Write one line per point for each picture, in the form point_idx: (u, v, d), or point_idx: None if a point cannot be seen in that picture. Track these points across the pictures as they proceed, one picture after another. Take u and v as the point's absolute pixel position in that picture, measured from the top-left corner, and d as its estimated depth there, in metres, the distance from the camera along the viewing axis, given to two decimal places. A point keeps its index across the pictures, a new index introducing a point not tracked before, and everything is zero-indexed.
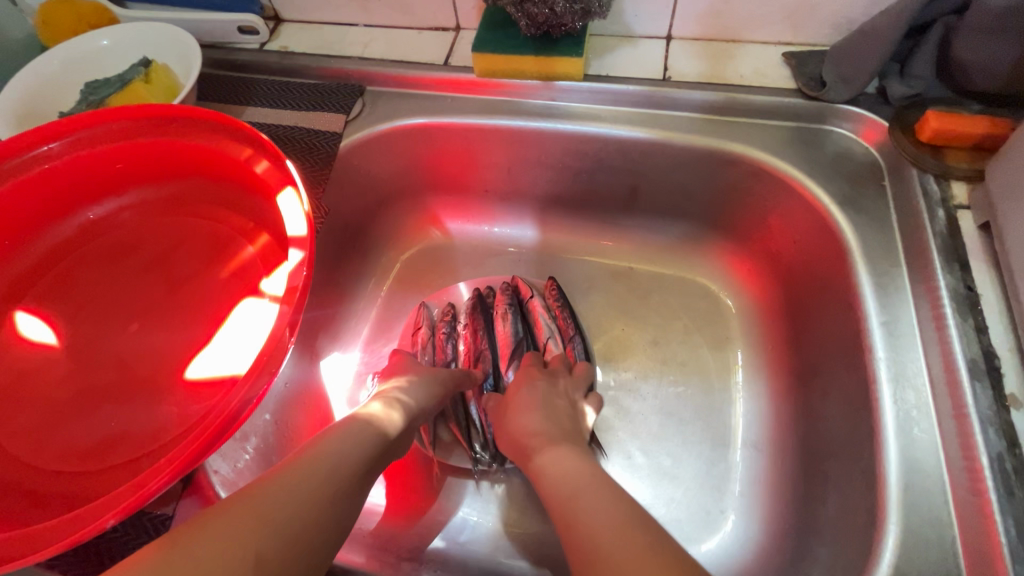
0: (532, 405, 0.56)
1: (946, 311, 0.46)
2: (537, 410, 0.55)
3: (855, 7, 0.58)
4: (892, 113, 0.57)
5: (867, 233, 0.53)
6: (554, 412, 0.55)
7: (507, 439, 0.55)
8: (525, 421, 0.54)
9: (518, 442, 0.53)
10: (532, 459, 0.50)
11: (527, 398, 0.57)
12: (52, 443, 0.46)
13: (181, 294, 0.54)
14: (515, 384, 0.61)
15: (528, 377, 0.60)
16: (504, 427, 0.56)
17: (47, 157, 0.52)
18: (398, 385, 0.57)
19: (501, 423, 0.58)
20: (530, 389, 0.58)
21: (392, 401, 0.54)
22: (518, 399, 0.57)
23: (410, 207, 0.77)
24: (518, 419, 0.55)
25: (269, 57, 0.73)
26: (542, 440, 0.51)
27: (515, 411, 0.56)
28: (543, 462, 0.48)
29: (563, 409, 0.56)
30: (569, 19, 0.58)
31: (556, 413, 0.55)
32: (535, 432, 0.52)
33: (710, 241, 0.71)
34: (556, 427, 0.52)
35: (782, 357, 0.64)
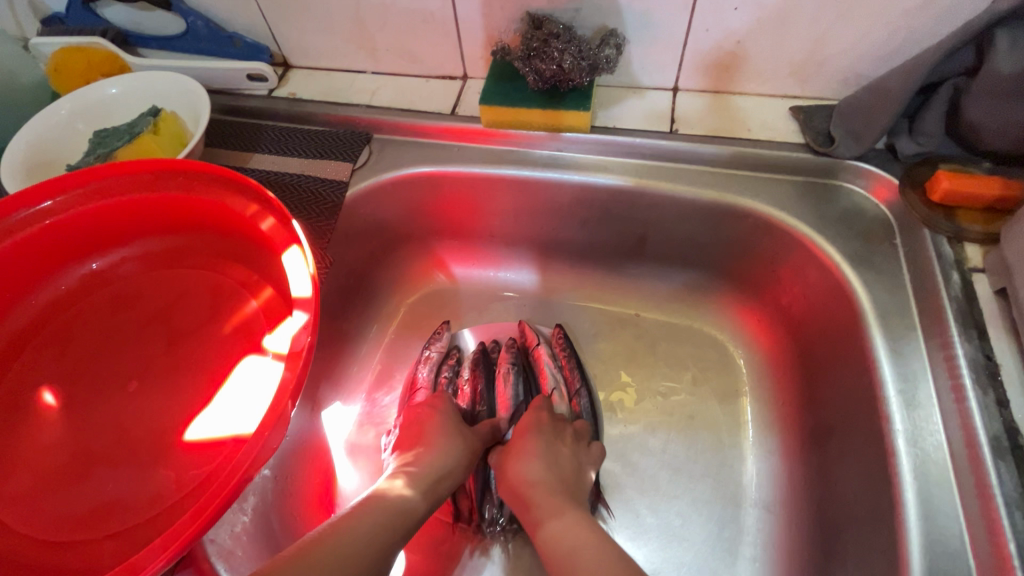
0: (533, 451, 0.55)
1: (965, 383, 0.45)
2: (542, 458, 0.54)
3: (864, 63, 0.58)
4: (902, 170, 0.57)
5: (880, 295, 0.52)
6: (554, 460, 0.54)
7: (504, 481, 0.53)
8: (526, 469, 0.53)
9: (515, 489, 0.52)
10: (531, 510, 0.49)
11: (532, 444, 0.55)
12: (44, 511, 0.45)
13: (182, 350, 0.54)
14: (522, 423, 0.60)
15: (533, 422, 0.59)
16: (501, 470, 0.55)
17: (50, 212, 0.52)
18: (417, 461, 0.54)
19: (500, 461, 0.56)
20: (538, 435, 0.57)
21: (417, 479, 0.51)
22: (524, 442, 0.56)
23: (415, 252, 0.77)
24: (519, 465, 0.53)
25: (277, 103, 0.73)
26: (543, 494, 0.50)
27: (516, 457, 0.54)
28: (544, 519, 0.47)
29: (563, 459, 0.56)
30: (576, 75, 0.59)
31: (559, 463, 0.54)
32: (537, 484, 0.51)
33: (719, 291, 0.70)
34: (560, 482, 0.52)
35: (794, 414, 0.62)
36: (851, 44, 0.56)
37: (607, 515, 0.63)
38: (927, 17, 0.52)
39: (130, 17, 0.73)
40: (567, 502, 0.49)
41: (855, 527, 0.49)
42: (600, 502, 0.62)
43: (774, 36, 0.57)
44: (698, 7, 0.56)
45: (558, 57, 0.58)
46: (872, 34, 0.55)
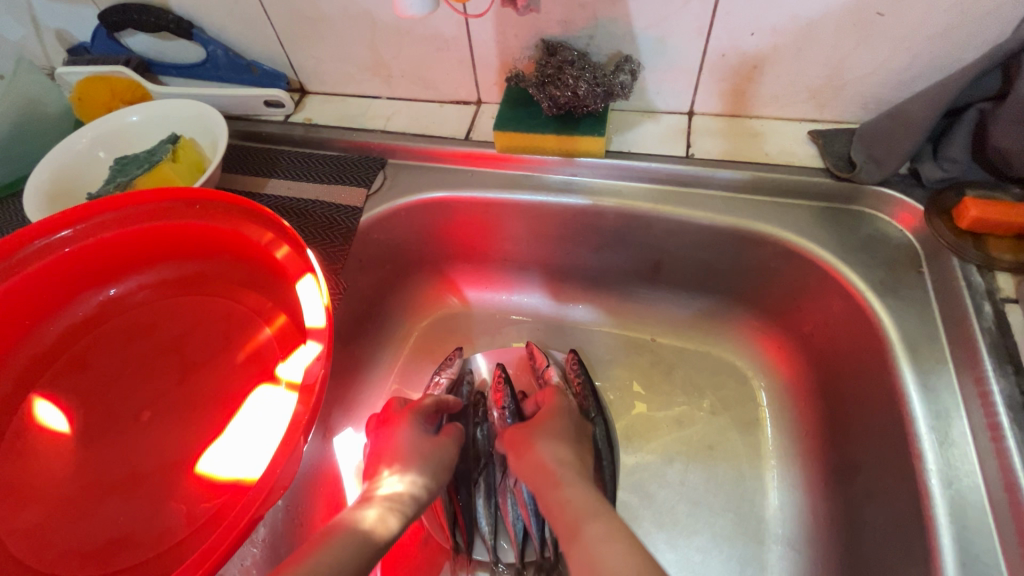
0: (558, 435, 0.54)
1: (1002, 423, 0.43)
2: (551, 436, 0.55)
3: (885, 88, 0.57)
4: (927, 196, 0.55)
5: (909, 325, 0.50)
6: (577, 449, 0.54)
7: (515, 452, 0.54)
8: (543, 450, 0.52)
9: (524, 465, 0.52)
10: (552, 480, 0.48)
11: (546, 425, 0.56)
12: (55, 544, 0.45)
13: (196, 380, 0.53)
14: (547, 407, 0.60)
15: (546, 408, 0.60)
16: (511, 447, 0.55)
17: (67, 241, 0.52)
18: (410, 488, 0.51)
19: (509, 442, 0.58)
20: (563, 420, 0.57)
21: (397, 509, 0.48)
22: (533, 425, 0.56)
23: (427, 276, 0.77)
24: (528, 443, 0.53)
25: (293, 129, 0.73)
26: (567, 470, 0.49)
27: (526, 435, 0.55)
28: (552, 492, 0.47)
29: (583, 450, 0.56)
30: (592, 101, 0.59)
31: (580, 453, 0.54)
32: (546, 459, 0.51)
33: (738, 316, 0.69)
34: (568, 458, 0.52)
35: (818, 447, 0.60)
36: (872, 69, 0.55)
37: None
38: (950, 42, 0.52)
39: (152, 46, 0.75)
40: (580, 477, 0.49)
41: (887, 570, 0.47)
42: None
43: (792, 61, 0.57)
44: (715, 32, 0.55)
45: (573, 83, 0.58)
46: (893, 59, 0.54)
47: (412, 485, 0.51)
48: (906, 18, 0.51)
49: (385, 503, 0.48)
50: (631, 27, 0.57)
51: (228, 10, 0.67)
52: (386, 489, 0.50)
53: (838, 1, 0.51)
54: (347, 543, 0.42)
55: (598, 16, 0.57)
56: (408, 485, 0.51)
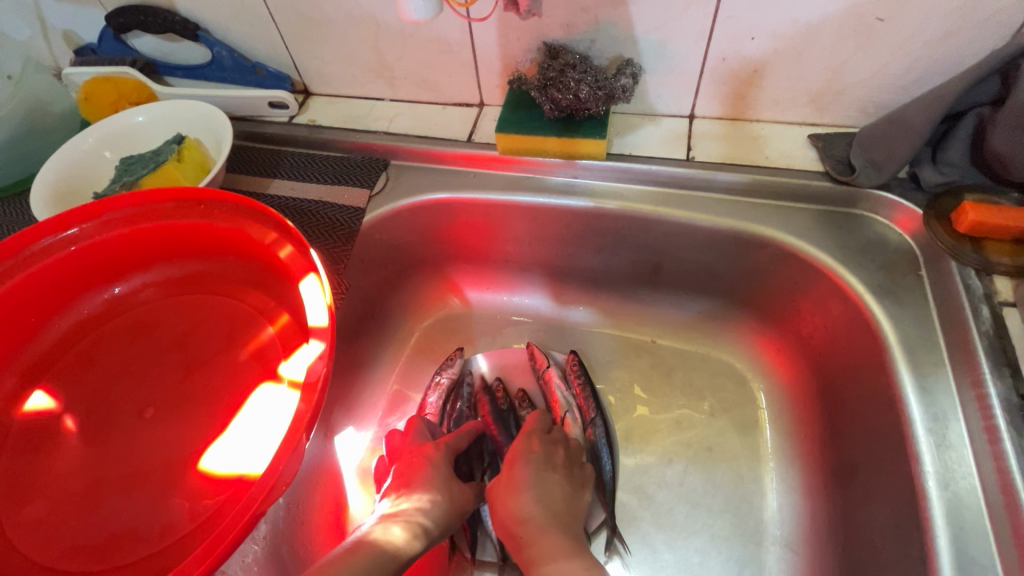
0: (524, 483, 0.51)
1: (999, 425, 0.44)
2: (534, 487, 0.51)
3: (884, 92, 0.57)
4: (925, 201, 0.56)
5: (907, 328, 0.51)
6: (547, 491, 0.51)
7: (500, 510, 0.51)
8: (518, 505, 0.50)
9: (509, 527, 0.49)
10: (523, 548, 0.47)
11: (523, 476, 0.52)
12: (59, 538, 0.45)
13: (199, 378, 0.54)
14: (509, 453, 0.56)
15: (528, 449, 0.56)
16: (494, 503, 0.52)
17: (74, 240, 0.53)
18: (421, 505, 0.52)
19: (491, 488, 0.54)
20: (526, 462, 0.54)
21: (412, 527, 0.50)
22: (514, 473, 0.53)
23: (428, 277, 0.77)
24: (511, 500, 0.50)
25: (296, 130, 0.74)
26: (536, 530, 0.47)
27: (507, 488, 0.51)
28: (539, 559, 0.45)
29: (558, 487, 0.52)
30: (593, 104, 0.59)
31: (551, 497, 0.51)
32: (534, 518, 0.48)
33: (738, 319, 0.69)
34: (552, 516, 0.49)
35: (816, 449, 0.61)
36: (871, 73, 0.56)
37: (622, 550, 0.61)
38: (948, 47, 0.52)
39: (158, 47, 0.76)
40: (567, 541, 0.46)
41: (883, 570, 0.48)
42: (615, 537, 0.61)
43: (792, 65, 0.57)
44: (715, 36, 0.56)
45: (574, 87, 0.58)
46: (892, 63, 0.54)
47: (421, 502, 0.52)
48: (904, 23, 0.51)
49: (399, 522, 0.50)
50: (631, 30, 0.58)
51: (233, 12, 0.68)
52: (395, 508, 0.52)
53: (837, 6, 0.51)
54: (368, 562, 0.44)
55: (599, 20, 0.58)
56: (417, 501, 0.52)
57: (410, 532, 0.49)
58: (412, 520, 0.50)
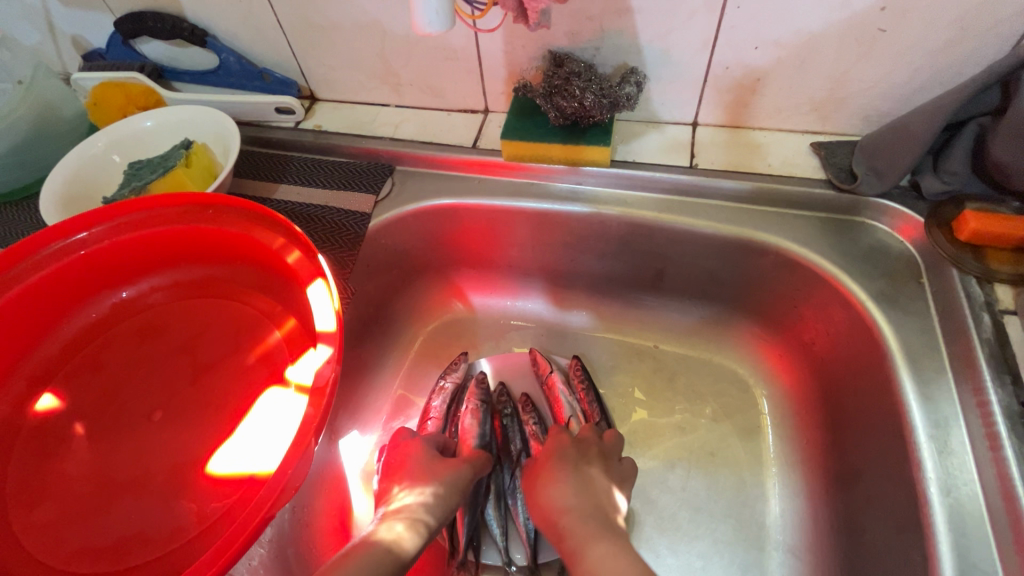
0: (563, 475, 0.51)
1: (1000, 432, 0.44)
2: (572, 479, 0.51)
3: (886, 101, 0.58)
4: (926, 209, 0.56)
5: (909, 335, 0.51)
6: (586, 484, 0.51)
7: (535, 506, 0.51)
8: (556, 494, 0.50)
9: (548, 518, 0.49)
10: (563, 539, 0.47)
11: (558, 467, 0.52)
12: (68, 541, 0.46)
13: (206, 382, 0.54)
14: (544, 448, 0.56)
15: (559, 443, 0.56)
16: (531, 495, 0.52)
17: (83, 244, 0.54)
18: (422, 499, 0.52)
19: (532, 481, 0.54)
20: (562, 455, 0.54)
21: (416, 522, 0.50)
22: (554, 463, 0.53)
23: (433, 281, 0.77)
24: (550, 492, 0.50)
25: (303, 135, 0.75)
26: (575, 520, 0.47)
27: (549, 475, 0.52)
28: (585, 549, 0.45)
29: (598, 482, 0.52)
30: (598, 111, 0.60)
31: (593, 490, 0.51)
32: (568, 515, 0.48)
33: (740, 325, 0.70)
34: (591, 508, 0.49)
35: (819, 455, 0.61)
36: (873, 83, 0.56)
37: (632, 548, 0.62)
38: (949, 57, 0.53)
39: (166, 53, 0.77)
40: (602, 531, 0.46)
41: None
42: None
43: (795, 74, 0.58)
44: (719, 45, 0.57)
45: (579, 94, 0.59)
46: (894, 72, 0.55)
47: (424, 496, 0.52)
48: (906, 34, 0.52)
49: (401, 518, 0.50)
50: (636, 39, 0.58)
51: (242, 19, 0.69)
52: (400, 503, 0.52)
53: (840, 16, 0.52)
54: (370, 558, 0.44)
55: (605, 28, 0.58)
56: (419, 495, 0.53)
57: (413, 527, 0.49)
58: (415, 517, 0.50)
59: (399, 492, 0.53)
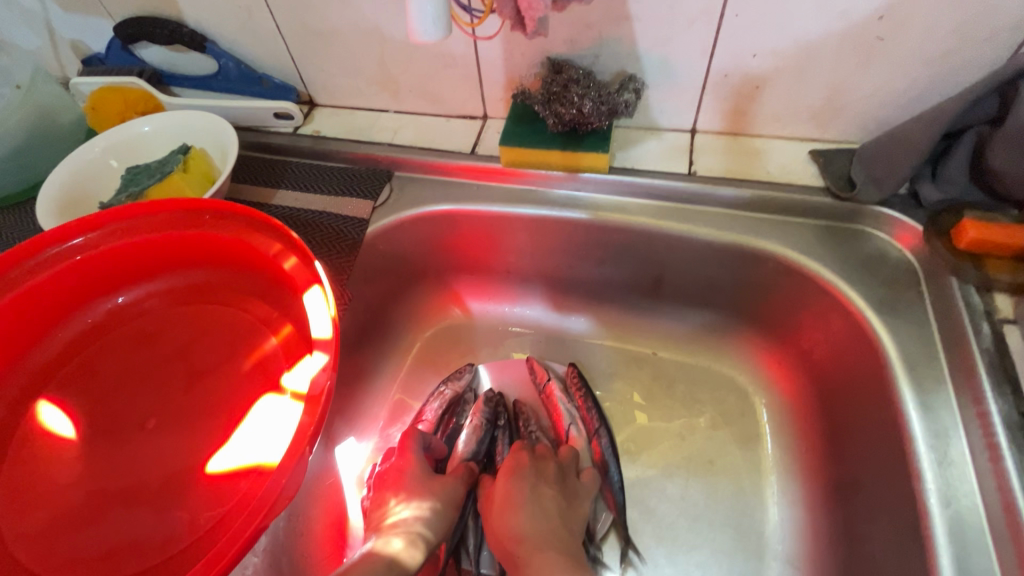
0: (517, 501, 0.53)
1: (1000, 442, 0.44)
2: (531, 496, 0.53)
3: (885, 109, 0.58)
4: (925, 217, 0.56)
5: (908, 343, 0.51)
6: (542, 507, 0.53)
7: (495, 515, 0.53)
8: (511, 522, 0.51)
9: (504, 545, 0.51)
10: (518, 569, 0.48)
11: (514, 493, 0.54)
12: (59, 549, 0.45)
13: (201, 388, 0.54)
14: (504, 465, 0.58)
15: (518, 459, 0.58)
16: (489, 523, 0.54)
17: (79, 249, 0.54)
18: (421, 513, 0.53)
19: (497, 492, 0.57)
20: (520, 477, 0.55)
21: (414, 537, 0.51)
22: (518, 480, 0.55)
23: (431, 288, 0.77)
24: (506, 513, 0.52)
25: (301, 140, 0.75)
26: (530, 550, 0.49)
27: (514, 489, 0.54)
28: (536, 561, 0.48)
29: (552, 502, 0.54)
30: (596, 118, 0.60)
31: (546, 513, 0.53)
32: (523, 538, 0.50)
33: (739, 332, 0.69)
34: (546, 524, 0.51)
35: (818, 464, 0.61)
36: (872, 90, 0.56)
37: (637, 559, 0.61)
38: (948, 65, 0.53)
39: (166, 58, 0.77)
40: (561, 558, 0.48)
41: None
42: (628, 545, 0.61)
43: (793, 82, 0.58)
44: (717, 53, 0.57)
45: (578, 101, 0.59)
46: (893, 81, 0.55)
47: (421, 511, 0.53)
48: (905, 42, 0.52)
49: (398, 533, 0.51)
50: (635, 47, 0.58)
51: (242, 24, 0.69)
52: (397, 516, 0.53)
53: (839, 24, 0.52)
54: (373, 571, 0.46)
55: (603, 36, 0.58)
56: (417, 509, 0.53)
57: (412, 542, 0.50)
58: (415, 531, 0.52)
59: (394, 505, 0.54)
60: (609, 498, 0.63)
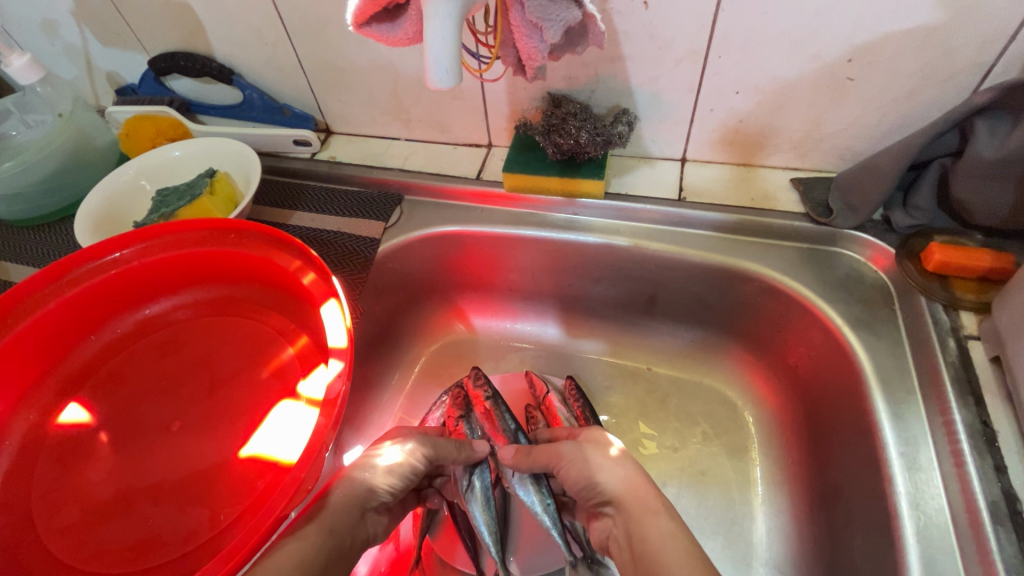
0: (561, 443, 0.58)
1: (963, 449, 0.47)
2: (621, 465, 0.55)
3: (860, 141, 0.63)
4: (898, 241, 0.60)
5: (881, 357, 0.55)
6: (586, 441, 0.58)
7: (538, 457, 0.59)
8: (559, 451, 0.57)
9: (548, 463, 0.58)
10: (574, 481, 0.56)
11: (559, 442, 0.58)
12: (90, 541, 0.49)
13: (222, 395, 0.58)
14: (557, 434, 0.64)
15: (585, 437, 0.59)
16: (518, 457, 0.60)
17: (116, 262, 0.58)
18: (410, 458, 0.58)
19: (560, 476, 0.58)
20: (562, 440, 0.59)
21: (391, 476, 0.56)
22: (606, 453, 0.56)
23: (436, 304, 0.81)
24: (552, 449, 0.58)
25: (318, 166, 0.80)
26: (581, 464, 0.56)
27: (598, 459, 0.56)
28: (648, 534, 0.49)
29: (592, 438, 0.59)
30: (592, 147, 0.65)
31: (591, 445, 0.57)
32: (574, 464, 0.56)
33: (729, 348, 0.73)
34: (635, 491, 0.52)
35: (803, 474, 0.63)
36: (846, 124, 0.61)
37: None
38: (913, 103, 0.58)
39: (195, 89, 0.83)
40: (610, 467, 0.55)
41: None
42: None
43: (774, 117, 0.63)
44: (703, 90, 0.62)
45: (575, 133, 0.64)
46: (864, 116, 0.60)
47: (412, 456, 0.58)
48: (873, 81, 0.57)
49: (382, 470, 0.56)
50: (628, 83, 0.64)
51: (266, 59, 0.75)
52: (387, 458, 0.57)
53: (812, 66, 0.57)
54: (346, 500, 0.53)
55: (599, 73, 0.64)
56: (408, 453, 0.58)
57: (388, 479, 0.56)
58: (394, 471, 0.57)
59: (387, 446, 0.58)
60: None
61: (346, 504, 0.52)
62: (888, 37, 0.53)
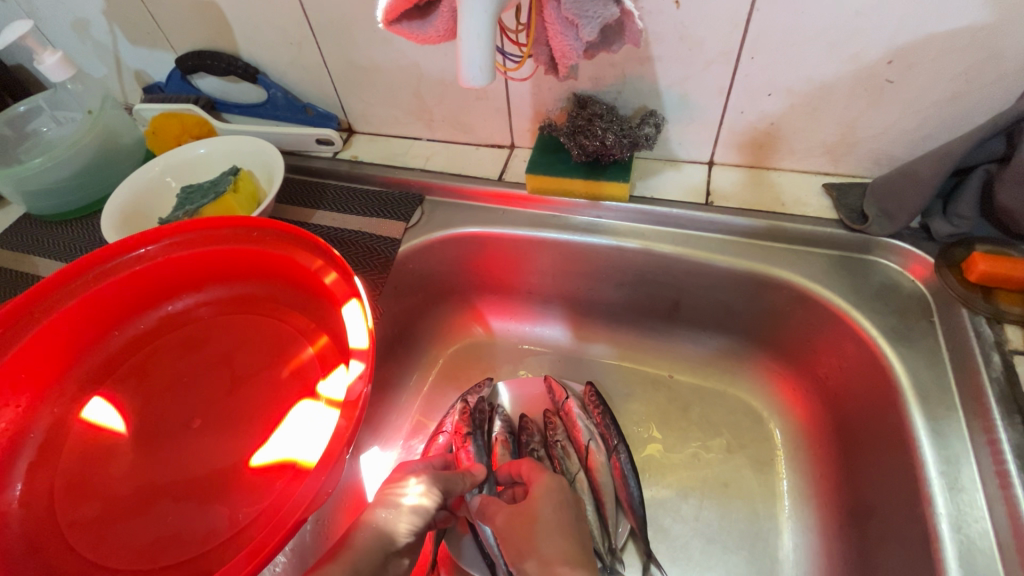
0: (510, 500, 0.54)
1: (1010, 470, 0.45)
2: (548, 548, 0.49)
3: (897, 146, 0.60)
4: (937, 250, 0.58)
5: (919, 370, 0.53)
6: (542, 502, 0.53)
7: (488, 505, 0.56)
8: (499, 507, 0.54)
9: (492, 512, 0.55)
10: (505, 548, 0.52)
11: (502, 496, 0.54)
12: (110, 538, 0.49)
13: (242, 393, 0.57)
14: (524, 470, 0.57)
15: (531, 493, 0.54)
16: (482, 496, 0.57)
17: (142, 258, 0.59)
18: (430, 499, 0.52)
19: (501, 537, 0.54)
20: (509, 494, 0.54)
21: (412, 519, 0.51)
22: (535, 524, 0.51)
23: (456, 306, 0.81)
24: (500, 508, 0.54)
25: (340, 165, 0.80)
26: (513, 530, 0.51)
27: (525, 538, 0.50)
28: None
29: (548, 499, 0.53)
30: (618, 150, 0.64)
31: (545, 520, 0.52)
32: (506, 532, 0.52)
33: (755, 357, 0.71)
34: None
35: (832, 489, 0.62)
36: (883, 128, 0.59)
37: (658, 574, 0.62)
38: (955, 107, 0.55)
39: (220, 88, 0.84)
40: (547, 544, 0.50)
41: None
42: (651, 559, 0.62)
43: (806, 120, 0.61)
44: (733, 92, 0.60)
45: (601, 134, 0.63)
46: (902, 120, 0.58)
47: (432, 497, 0.53)
48: (914, 84, 0.55)
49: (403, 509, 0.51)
50: (656, 84, 0.62)
51: (292, 58, 0.75)
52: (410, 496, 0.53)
53: (850, 67, 0.55)
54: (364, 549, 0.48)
55: (626, 74, 0.62)
56: (428, 495, 0.53)
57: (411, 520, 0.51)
58: (416, 513, 0.51)
59: (412, 483, 0.53)
60: (630, 513, 0.64)
61: (371, 547, 0.48)
62: (931, 39, 0.51)
